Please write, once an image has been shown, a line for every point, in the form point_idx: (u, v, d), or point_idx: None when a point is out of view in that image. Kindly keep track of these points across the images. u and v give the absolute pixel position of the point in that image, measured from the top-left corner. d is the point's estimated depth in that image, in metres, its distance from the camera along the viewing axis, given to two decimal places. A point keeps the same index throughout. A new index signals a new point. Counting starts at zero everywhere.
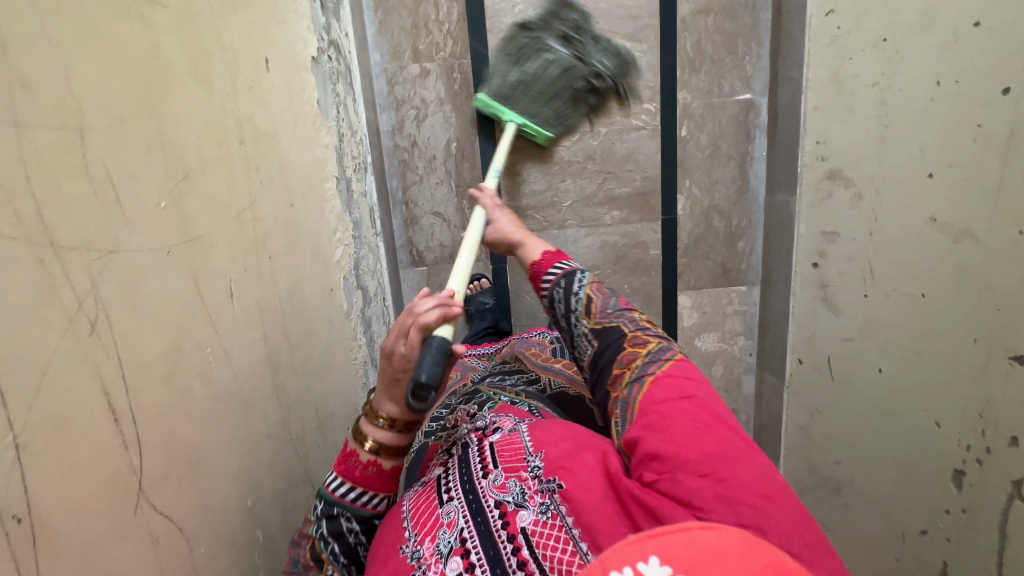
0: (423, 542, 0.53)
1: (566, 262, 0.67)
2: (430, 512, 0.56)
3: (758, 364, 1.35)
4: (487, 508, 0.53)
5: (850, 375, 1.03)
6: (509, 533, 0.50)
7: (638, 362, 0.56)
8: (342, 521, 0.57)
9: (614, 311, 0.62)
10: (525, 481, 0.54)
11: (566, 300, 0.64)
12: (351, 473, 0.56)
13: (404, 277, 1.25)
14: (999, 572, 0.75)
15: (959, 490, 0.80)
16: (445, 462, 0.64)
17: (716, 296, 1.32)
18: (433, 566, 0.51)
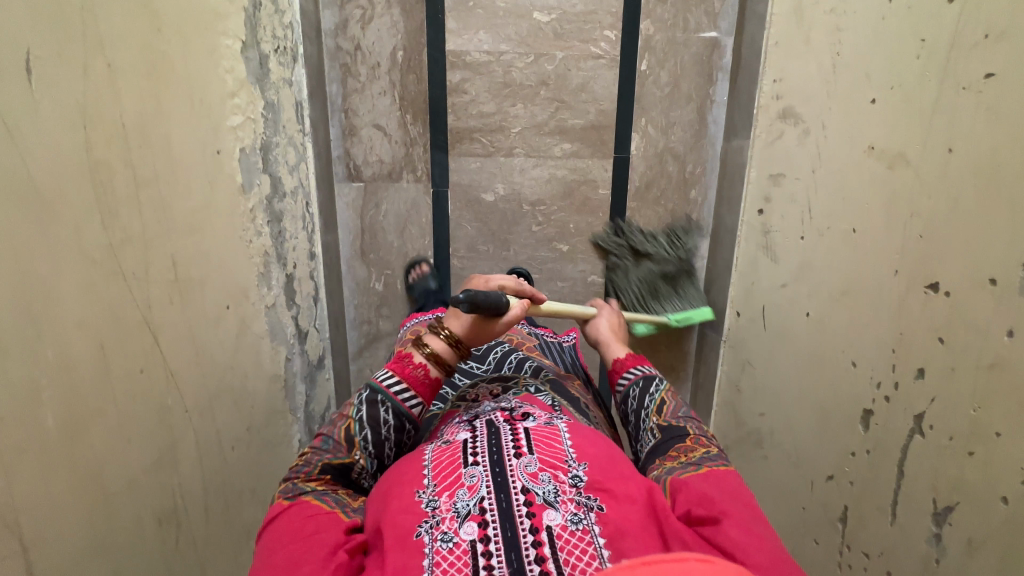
0: (440, 495, 0.53)
1: (642, 368, 0.79)
2: (452, 469, 0.56)
3: (700, 321, 1.32)
4: (513, 488, 0.52)
5: (781, 323, 1.00)
6: (533, 525, 0.49)
7: (696, 453, 0.65)
8: (381, 409, 0.62)
9: (684, 415, 0.72)
10: (561, 483, 0.54)
11: (641, 398, 0.75)
12: (404, 371, 0.63)
13: (338, 192, 1.18)
14: (894, 512, 0.73)
15: (866, 430, 0.78)
16: (471, 429, 0.63)
17: (664, 246, 1.28)
18: (447, 522, 0.50)
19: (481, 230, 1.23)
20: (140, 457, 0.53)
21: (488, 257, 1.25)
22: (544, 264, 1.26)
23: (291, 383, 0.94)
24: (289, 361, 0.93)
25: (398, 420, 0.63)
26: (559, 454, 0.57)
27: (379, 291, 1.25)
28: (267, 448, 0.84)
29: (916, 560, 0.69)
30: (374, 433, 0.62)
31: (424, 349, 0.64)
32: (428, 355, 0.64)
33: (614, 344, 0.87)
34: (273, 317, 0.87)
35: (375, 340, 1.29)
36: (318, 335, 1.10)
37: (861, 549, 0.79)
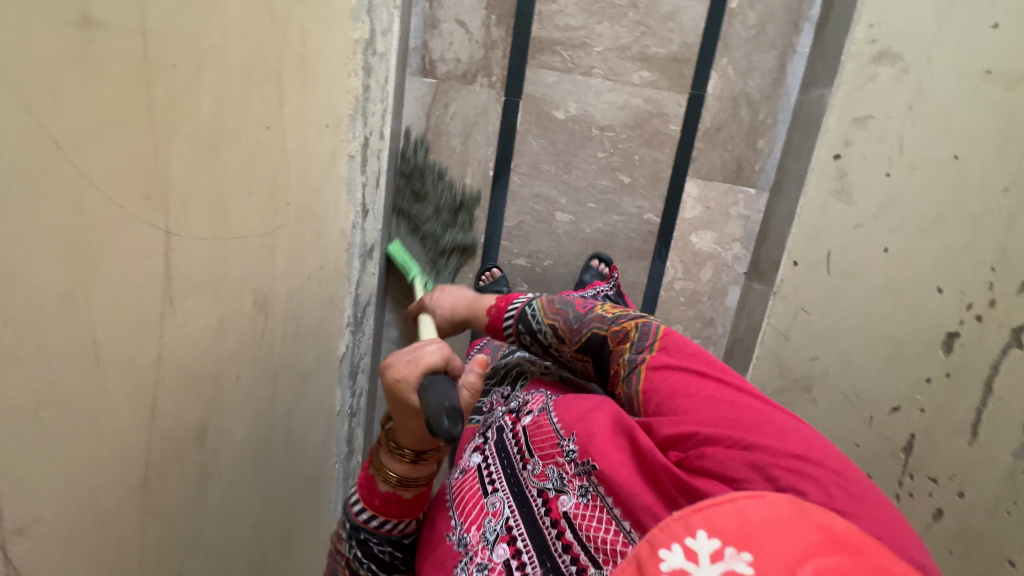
0: (470, 530, 0.66)
1: (519, 299, 0.81)
2: (476, 503, 0.68)
3: (747, 276, 1.31)
4: (531, 497, 0.64)
5: (849, 264, 0.99)
6: (552, 520, 0.59)
7: (625, 353, 0.67)
8: (371, 543, 0.67)
9: (575, 323, 0.74)
10: (562, 465, 0.63)
11: (533, 335, 0.77)
12: (374, 502, 0.65)
13: (409, 86, 1.15)
14: (973, 431, 0.72)
15: (947, 354, 0.77)
16: (483, 451, 0.75)
17: (722, 193, 1.27)
18: (481, 552, 0.62)
19: (546, 148, 1.20)
20: (253, 215, 0.50)
21: (548, 178, 1.22)
22: (603, 194, 1.24)
23: (351, 253, 0.90)
24: (354, 228, 0.89)
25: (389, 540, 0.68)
26: (552, 437, 0.67)
27: (433, 197, 1.22)
28: (328, 301, 0.79)
29: (999, 475, 0.68)
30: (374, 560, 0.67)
31: (382, 479, 0.63)
32: (388, 482, 0.64)
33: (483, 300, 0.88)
34: (351, 170, 0.83)
35: (420, 249, 1.25)
36: (374, 223, 1.05)
37: (928, 475, 0.77)
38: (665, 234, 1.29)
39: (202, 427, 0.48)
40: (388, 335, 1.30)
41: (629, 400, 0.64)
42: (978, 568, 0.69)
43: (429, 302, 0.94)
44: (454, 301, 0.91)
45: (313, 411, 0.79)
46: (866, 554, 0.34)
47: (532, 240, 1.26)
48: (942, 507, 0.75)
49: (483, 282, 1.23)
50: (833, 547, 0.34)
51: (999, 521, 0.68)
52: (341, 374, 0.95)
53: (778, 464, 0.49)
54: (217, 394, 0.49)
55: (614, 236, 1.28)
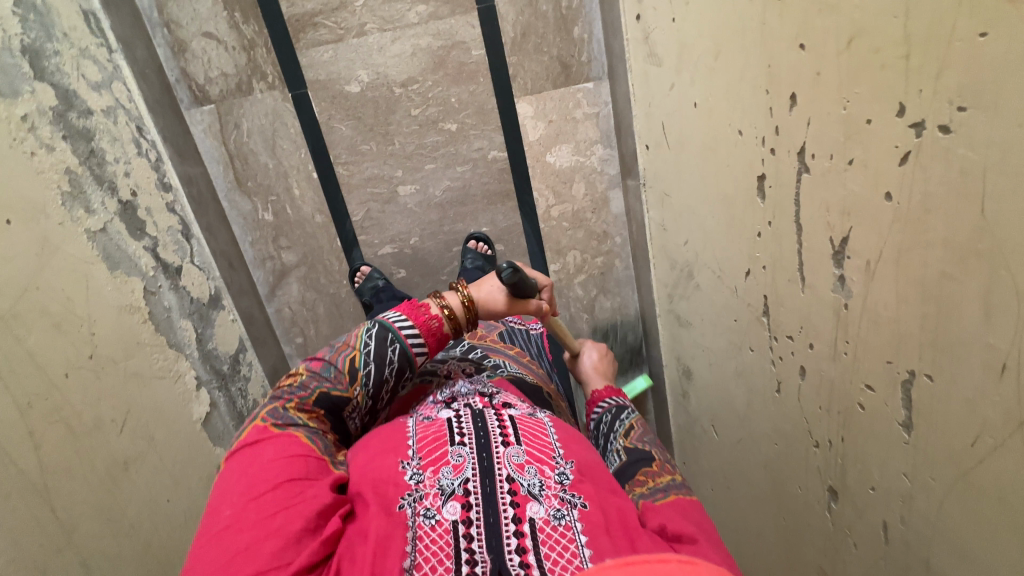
0: (426, 470, 0.60)
1: (618, 399, 0.87)
2: (439, 446, 0.63)
3: (621, 174, 1.21)
4: (498, 476, 0.59)
5: (679, 132, 0.89)
6: (516, 514, 0.55)
7: (663, 481, 0.66)
8: (389, 349, 0.65)
9: (649, 440, 0.76)
10: (546, 476, 0.60)
11: (611, 425, 0.82)
12: (419, 318, 0.67)
13: (191, 120, 1.08)
14: (801, 275, 0.64)
15: (764, 200, 0.68)
16: (454, 410, 0.70)
17: (560, 99, 1.16)
18: (431, 499, 0.57)
19: (357, 128, 1.12)
20: None
21: (375, 157, 1.15)
22: (436, 150, 1.16)
23: (164, 318, 0.87)
24: (153, 295, 0.86)
25: (403, 359, 0.66)
26: (547, 448, 0.65)
27: (271, 221, 1.17)
28: (136, 379, 0.77)
29: (829, 315, 0.60)
30: (377, 369, 0.65)
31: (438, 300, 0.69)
32: (444, 304, 0.68)
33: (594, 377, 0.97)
34: (107, 243, 0.79)
35: (284, 276, 1.21)
36: (201, 274, 1.01)
37: (786, 333, 0.70)
38: (520, 164, 1.20)
39: None
40: (296, 364, 1.28)
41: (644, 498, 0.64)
42: (842, 418, 0.62)
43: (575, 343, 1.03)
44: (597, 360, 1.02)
45: (166, 485, 0.78)
46: None
47: (389, 223, 1.20)
48: (803, 363, 0.68)
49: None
50: None
51: (839, 363, 0.60)
52: (217, 432, 0.94)
53: None
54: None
55: (468, 188, 1.20)
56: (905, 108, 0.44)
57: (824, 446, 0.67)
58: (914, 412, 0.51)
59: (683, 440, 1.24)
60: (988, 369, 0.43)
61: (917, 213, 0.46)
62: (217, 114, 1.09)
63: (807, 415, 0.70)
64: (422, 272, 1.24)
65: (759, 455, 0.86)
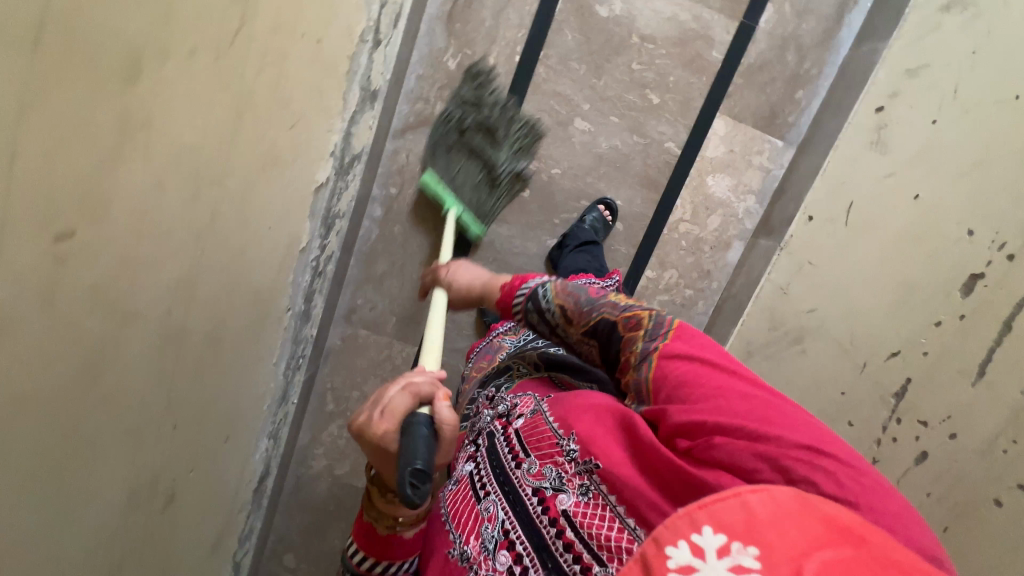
0: (469, 541, 0.66)
1: (529, 282, 0.77)
2: (470, 512, 0.68)
3: (754, 231, 1.26)
4: (527, 495, 0.63)
5: (868, 215, 0.94)
6: (551, 517, 0.59)
7: (636, 342, 0.62)
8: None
9: (587, 305, 0.69)
10: (561, 464, 0.62)
11: (541, 315, 0.74)
12: (389, 554, 0.67)
13: None
14: (980, 370, 0.67)
15: (965, 296, 0.73)
16: (475, 460, 0.76)
17: (750, 137, 1.21)
18: (484, 562, 0.62)
19: (581, 45, 1.12)
20: None
21: (576, 79, 1.15)
22: (628, 109, 1.17)
23: (353, 72, 0.81)
24: (362, 44, 0.80)
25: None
26: (550, 437, 0.66)
27: (450, 71, 1.13)
28: (320, 96, 0.70)
29: (1001, 413, 0.63)
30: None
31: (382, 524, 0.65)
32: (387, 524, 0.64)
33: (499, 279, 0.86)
34: None
35: (424, 125, 1.16)
36: (383, 66, 0.96)
37: (919, 418, 0.73)
38: (683, 169, 1.22)
39: (125, 110, 0.36)
40: (372, 212, 1.20)
41: (637, 388, 0.61)
42: (960, 510, 0.64)
43: (445, 275, 0.94)
44: (473, 276, 0.91)
45: (279, 214, 0.70)
46: (870, 542, 0.37)
47: (546, 142, 1.18)
48: (930, 450, 0.70)
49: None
50: (835, 536, 0.38)
51: (991, 460, 0.63)
52: (315, 209, 0.86)
53: (788, 454, 0.47)
54: (167, 10, 0.37)
55: (630, 158, 1.20)
56: None
57: None
58: None
59: None
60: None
61: None
62: None
63: (900, 495, 0.71)
64: (542, 204, 1.22)
65: None
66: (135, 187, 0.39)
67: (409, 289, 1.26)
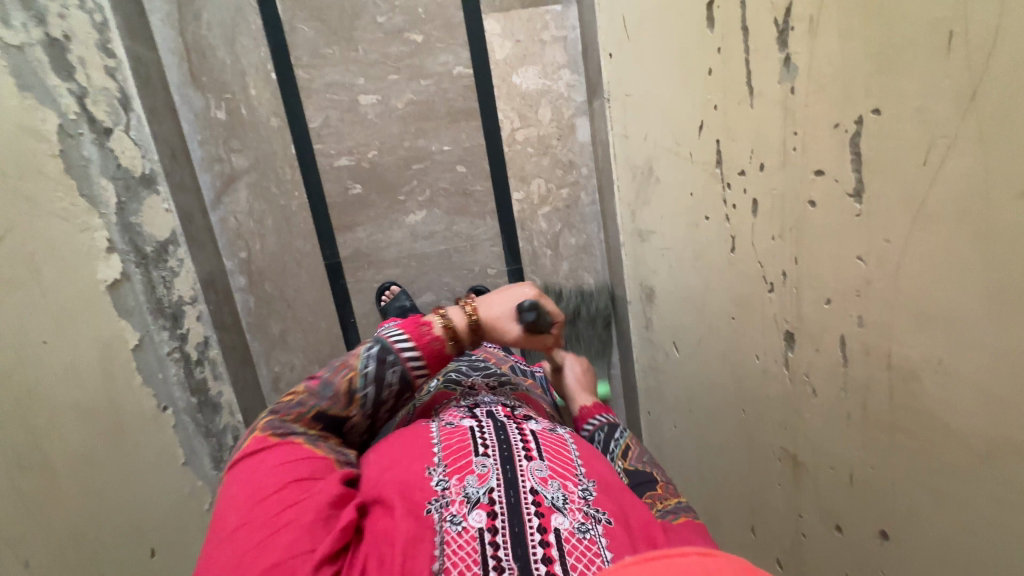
0: (451, 476, 0.53)
1: (607, 417, 0.80)
2: (464, 451, 0.56)
3: (588, 100, 1.20)
4: (522, 486, 0.52)
5: (636, 16, 0.88)
6: (541, 525, 0.48)
7: (669, 502, 0.61)
8: (388, 372, 0.59)
9: (648, 462, 0.70)
10: (571, 492, 0.53)
11: (604, 442, 0.75)
12: (420, 337, 0.60)
13: (150, 8, 1.06)
14: (749, 89, 0.60)
15: (712, 29, 0.65)
16: (476, 419, 0.63)
17: (527, 19, 1.16)
18: (456, 506, 0.50)
19: (320, 31, 1.11)
20: None
21: (337, 63, 1.13)
22: (400, 61, 1.14)
23: (80, 165, 0.81)
24: (72, 138, 0.80)
25: (402, 380, 0.60)
26: (568, 463, 0.58)
27: (224, 121, 1.13)
28: (26, 203, 0.70)
29: (776, 114, 0.56)
30: (377, 390, 0.60)
31: (443, 315, 0.62)
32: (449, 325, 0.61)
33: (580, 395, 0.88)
34: (21, 63, 0.73)
35: (232, 181, 1.16)
36: (137, 150, 0.96)
37: (738, 170, 0.65)
38: (485, 84, 1.18)
39: None
40: (237, 282, 1.20)
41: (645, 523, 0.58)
42: (795, 233, 0.56)
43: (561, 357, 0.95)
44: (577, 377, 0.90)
45: (47, 324, 0.70)
46: None
47: (347, 134, 1.16)
48: (756, 194, 0.62)
49: (384, 301, 1.19)
50: None
51: (789, 165, 0.55)
52: (125, 305, 0.85)
53: None
54: None
55: (431, 102, 1.17)
56: None
57: (778, 285, 0.61)
58: (865, 170, 0.46)
59: (648, 379, 1.18)
60: (958, 100, 0.37)
61: None
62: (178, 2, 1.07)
63: (759, 254, 0.64)
64: (380, 189, 1.20)
65: (718, 343, 0.80)
66: None
67: (313, 333, 1.25)
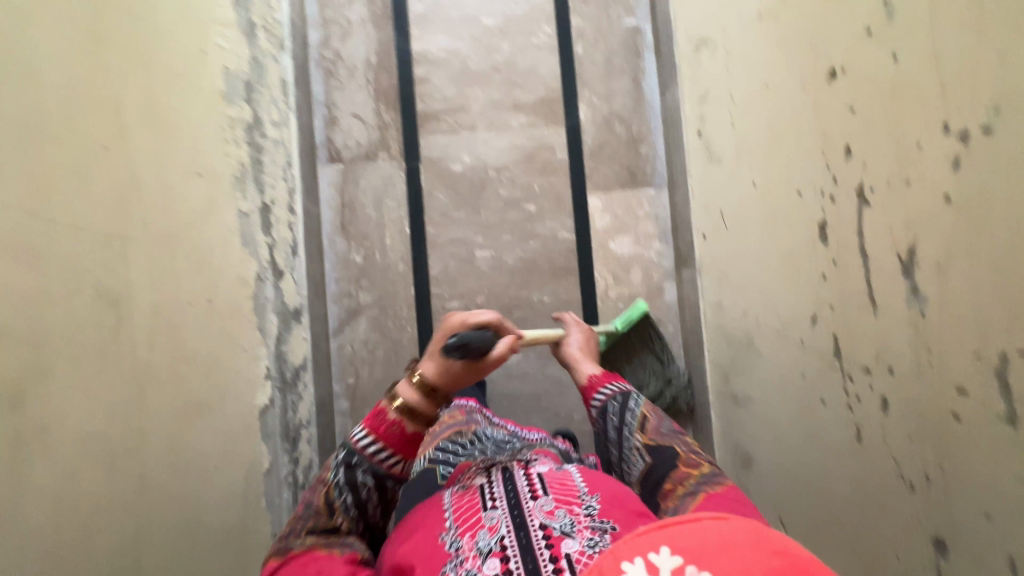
0: (464, 536, 0.59)
1: (617, 385, 0.90)
2: (474, 512, 0.62)
3: (676, 267, 1.33)
4: (532, 525, 0.56)
5: (737, 213, 1.03)
6: (552, 554, 0.52)
7: (693, 480, 0.70)
8: (357, 472, 0.73)
9: (668, 431, 0.80)
10: (576, 514, 0.58)
11: (621, 414, 0.84)
12: (379, 429, 0.75)
13: (321, 174, 1.31)
14: (872, 302, 0.69)
15: (827, 244, 0.77)
16: (488, 475, 0.71)
17: (624, 197, 1.35)
18: (472, 560, 0.55)
19: (452, 198, 1.32)
20: (95, 221, 0.56)
21: (461, 223, 1.32)
22: (514, 224, 1.33)
23: (261, 304, 0.95)
24: (260, 282, 0.96)
25: (374, 477, 0.74)
26: (571, 490, 0.64)
27: (359, 263, 1.31)
28: (228, 340, 0.82)
29: (906, 331, 0.63)
30: (353, 494, 0.73)
31: (396, 403, 0.76)
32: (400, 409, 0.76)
33: (587, 366, 1.01)
34: (246, 225, 0.92)
35: (356, 314, 1.30)
36: (296, 287, 1.12)
37: (861, 366, 0.72)
38: (585, 247, 1.34)
39: (21, 433, 0.46)
40: (340, 406, 1.28)
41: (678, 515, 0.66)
42: (937, 441, 0.61)
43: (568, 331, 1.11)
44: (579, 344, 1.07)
45: (220, 450, 0.77)
46: None
47: (461, 280, 1.32)
48: (885, 393, 0.68)
49: None
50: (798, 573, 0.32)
51: (925, 378, 0.61)
52: (266, 428, 0.92)
53: None
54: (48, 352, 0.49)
55: (537, 259, 1.33)
56: (948, 124, 0.55)
57: (920, 486, 0.63)
58: (1013, 400, 0.51)
59: None
60: None
61: (975, 203, 0.53)
62: (343, 170, 1.31)
63: (894, 451, 0.67)
64: None
65: (839, 530, 0.79)
66: (53, 482, 0.49)
67: None
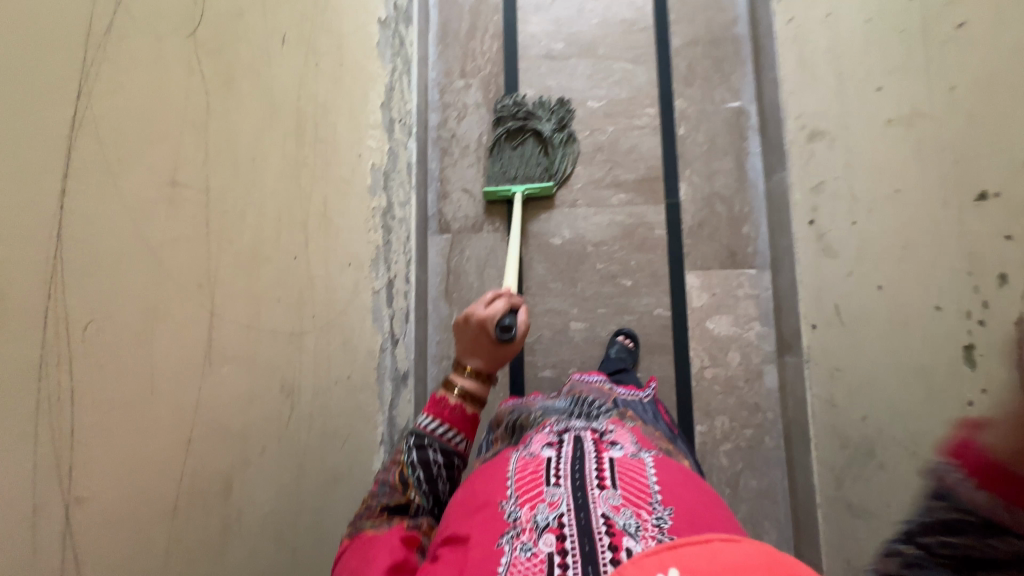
0: (523, 506, 0.53)
1: None
2: (536, 484, 0.56)
3: (778, 351, 1.28)
4: (594, 510, 0.50)
5: (857, 311, 0.99)
6: (612, 542, 0.46)
7: None
8: (429, 450, 0.72)
9: None
10: (644, 519, 0.50)
11: None
12: (442, 413, 0.75)
13: (431, 242, 1.42)
14: None
15: (974, 368, 0.72)
16: (556, 446, 0.66)
17: (723, 276, 1.34)
18: (527, 533, 0.49)
19: (550, 269, 1.38)
20: (284, 325, 0.66)
21: (558, 294, 1.37)
22: (610, 298, 1.36)
23: (382, 372, 1.04)
24: (383, 351, 1.05)
25: (444, 455, 0.72)
26: (644, 490, 0.55)
27: None
28: (358, 412, 0.90)
29: None
30: (426, 476, 0.70)
31: (455, 389, 0.77)
32: (461, 393, 0.76)
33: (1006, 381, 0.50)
34: (377, 302, 1.02)
35: None
36: (406, 351, 1.21)
37: None
38: (681, 325, 1.34)
39: (225, 522, 0.53)
40: None
41: None
42: None
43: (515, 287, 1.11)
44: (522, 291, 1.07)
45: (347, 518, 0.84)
46: None
47: (554, 349, 1.35)
48: None
49: None
50: None
51: None
52: None
53: None
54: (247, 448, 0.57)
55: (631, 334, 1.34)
56: None
57: None
58: None
59: None
60: None
61: None
62: (450, 239, 1.42)
63: None
64: None
65: None
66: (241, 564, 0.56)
67: None
